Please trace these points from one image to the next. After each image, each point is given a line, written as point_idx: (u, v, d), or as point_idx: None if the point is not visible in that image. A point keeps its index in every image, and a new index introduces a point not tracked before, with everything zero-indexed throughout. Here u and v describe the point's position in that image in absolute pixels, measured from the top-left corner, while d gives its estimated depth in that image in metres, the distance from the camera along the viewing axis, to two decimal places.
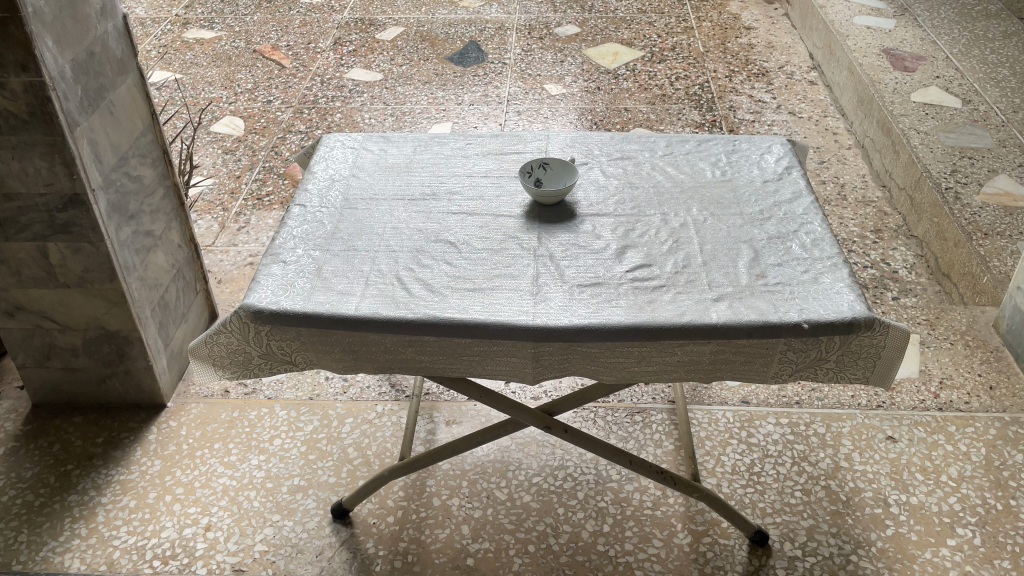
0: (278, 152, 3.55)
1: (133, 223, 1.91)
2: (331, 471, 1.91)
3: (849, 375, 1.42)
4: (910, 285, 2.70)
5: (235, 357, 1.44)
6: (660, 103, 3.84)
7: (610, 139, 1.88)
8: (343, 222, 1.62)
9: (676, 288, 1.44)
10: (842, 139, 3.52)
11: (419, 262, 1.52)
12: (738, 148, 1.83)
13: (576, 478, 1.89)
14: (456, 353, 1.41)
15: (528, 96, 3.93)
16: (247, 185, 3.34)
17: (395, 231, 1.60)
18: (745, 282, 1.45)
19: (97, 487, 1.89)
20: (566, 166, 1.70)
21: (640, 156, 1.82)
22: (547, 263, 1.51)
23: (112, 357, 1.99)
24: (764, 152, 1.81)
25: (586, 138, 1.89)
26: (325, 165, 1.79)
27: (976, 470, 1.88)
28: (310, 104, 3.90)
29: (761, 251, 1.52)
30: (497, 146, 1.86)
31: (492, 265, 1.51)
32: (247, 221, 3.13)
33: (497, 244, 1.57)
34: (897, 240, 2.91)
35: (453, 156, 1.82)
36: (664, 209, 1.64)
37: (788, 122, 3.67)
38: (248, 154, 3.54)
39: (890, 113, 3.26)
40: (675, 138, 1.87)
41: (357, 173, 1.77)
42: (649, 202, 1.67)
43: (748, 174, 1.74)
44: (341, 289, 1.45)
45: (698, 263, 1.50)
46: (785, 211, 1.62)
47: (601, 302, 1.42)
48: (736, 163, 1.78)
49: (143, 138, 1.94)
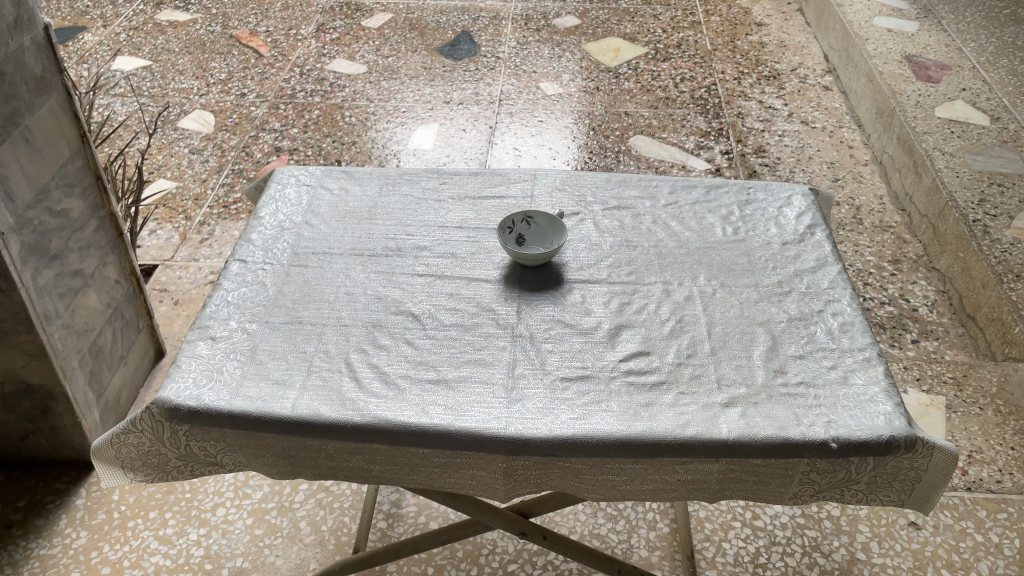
0: (249, 153, 3.29)
1: (56, 264, 1.66)
2: (279, 551, 1.68)
3: (881, 498, 1.19)
4: (931, 326, 2.52)
5: (147, 459, 1.20)
6: (663, 107, 3.58)
7: (605, 180, 1.64)
8: (289, 284, 1.38)
9: (680, 386, 1.20)
10: (858, 154, 3.28)
11: (374, 341, 1.28)
12: (754, 198, 1.59)
13: (557, 567, 1.66)
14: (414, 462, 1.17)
15: (522, 95, 3.66)
16: (214, 190, 3.09)
17: (349, 297, 1.36)
18: (762, 381, 1.21)
19: (14, 564, 1.66)
20: (557, 224, 1.46)
21: (639, 206, 1.57)
22: (527, 346, 1.27)
23: (35, 412, 1.75)
24: (784, 205, 1.57)
25: (579, 179, 1.64)
26: (275, 209, 1.55)
27: (1010, 567, 1.66)
28: (287, 98, 3.63)
29: (780, 337, 1.28)
30: (476, 188, 1.61)
31: (460, 348, 1.27)
32: (211, 232, 2.88)
33: (468, 318, 1.32)
34: (917, 273, 2.71)
35: (423, 200, 1.58)
36: (666, 277, 1.40)
37: (799, 133, 3.42)
38: (217, 154, 3.28)
39: (912, 131, 3.02)
40: (680, 182, 1.63)
41: (311, 219, 1.52)
42: (649, 268, 1.42)
43: (764, 233, 1.50)
44: (277, 377, 1.21)
45: (705, 351, 1.26)
46: (807, 283, 1.39)
47: (588, 403, 1.18)
48: (751, 219, 1.54)
49: (69, 165, 1.69)
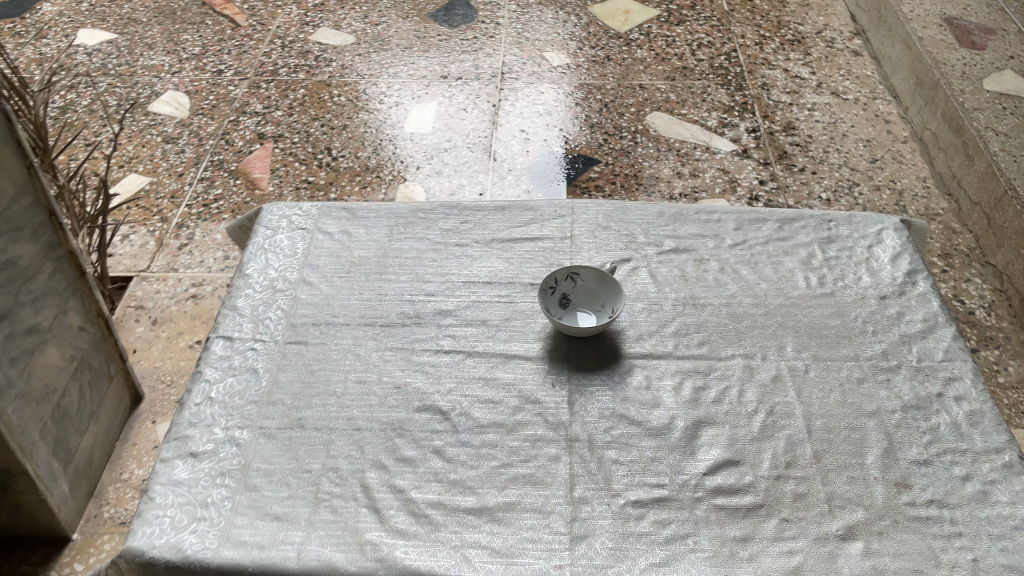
0: (229, 141, 2.98)
1: (5, 325, 1.39)
2: None
3: None
4: (990, 331, 2.30)
5: None
6: (681, 79, 3.28)
7: (657, 214, 1.37)
8: (285, 369, 1.12)
9: (783, 512, 0.96)
10: (896, 130, 3.02)
11: (396, 451, 1.02)
12: (837, 235, 1.33)
13: None
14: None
15: (526, 67, 3.35)
16: (192, 185, 2.79)
17: (361, 386, 1.10)
18: (882, 501, 0.98)
19: None
20: (613, 284, 1.19)
21: (702, 249, 1.31)
22: (586, 454, 1.02)
23: None
24: (873, 243, 1.32)
25: (625, 212, 1.38)
26: (264, 263, 1.28)
27: None
28: (269, 75, 3.30)
29: (896, 435, 1.05)
30: (504, 228, 1.35)
31: (504, 458, 1.02)
32: (190, 237, 2.60)
33: (511, 413, 1.07)
34: (970, 269, 2.48)
35: (442, 246, 1.31)
36: (746, 349, 1.15)
37: (830, 106, 3.14)
38: (193, 143, 2.98)
39: (960, 108, 2.79)
40: (747, 215, 1.37)
41: (308, 276, 1.26)
42: (724, 337, 1.17)
43: (856, 282, 1.25)
44: (278, 511, 0.96)
45: (807, 458, 1.02)
46: (918, 354, 1.14)
47: (671, 539, 0.94)
48: (838, 263, 1.29)
49: (15, 205, 1.41)
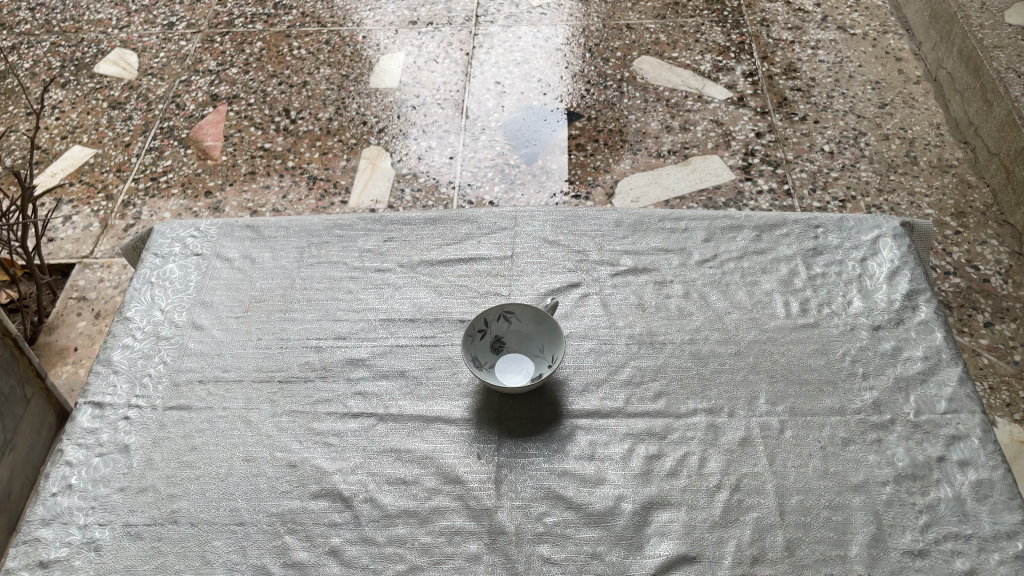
0: (180, 105, 2.75)
1: None
2: None
3: None
4: (1006, 301, 2.09)
5: None
6: (672, 17, 3.00)
7: (613, 224, 1.17)
8: (162, 444, 0.95)
9: None
10: (908, 69, 2.76)
11: (284, 552, 0.85)
12: (824, 246, 1.13)
13: None
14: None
15: (503, 8, 3.07)
16: (139, 157, 2.58)
17: (249, 466, 0.92)
18: None
19: None
20: (554, 326, 1.00)
21: (663, 268, 1.11)
22: (512, 550, 0.85)
23: None
24: (866, 256, 1.12)
25: (577, 221, 1.18)
26: (150, 302, 1.09)
27: None
28: (224, 27, 3.05)
29: (888, 515, 0.86)
30: (432, 247, 1.15)
31: (413, 559, 0.85)
32: (137, 216, 2.40)
33: (425, 496, 0.89)
34: (986, 230, 2.26)
35: (359, 272, 1.12)
36: (711, 403, 0.97)
37: (836, 42, 2.86)
38: (141, 108, 2.75)
39: (979, 43, 2.51)
40: (719, 221, 1.17)
41: (199, 318, 1.08)
42: (684, 386, 0.98)
43: (844, 309, 1.05)
44: None
45: (779, 551, 0.84)
46: (917, 405, 0.95)
47: None
48: (824, 283, 1.09)
49: None
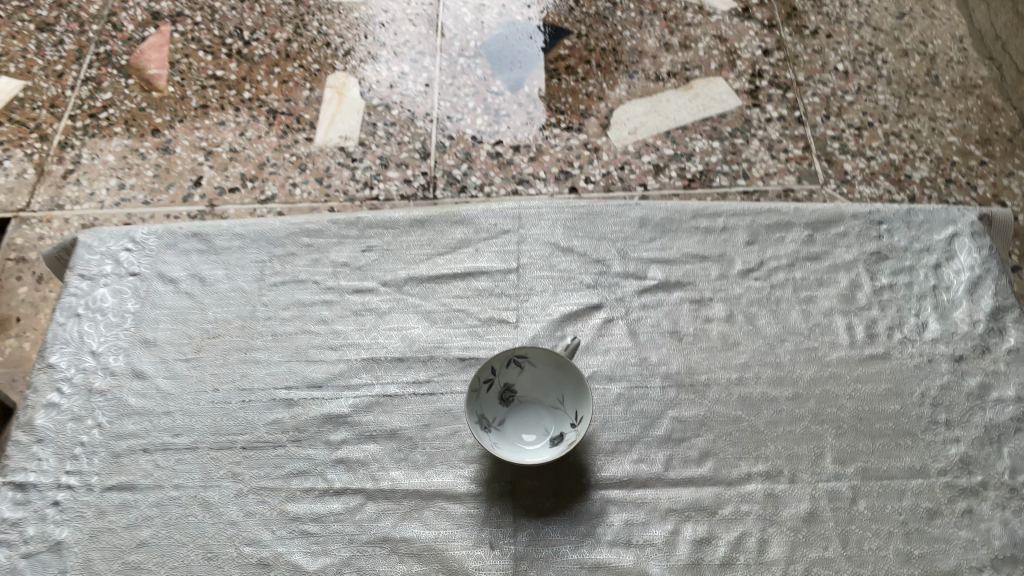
0: (118, 25, 2.10)
1: None
2: None
3: None
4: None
5: None
6: None
7: (637, 223, 0.97)
8: (105, 541, 0.77)
9: None
10: None
11: None
12: (888, 249, 0.95)
13: None
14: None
15: None
16: (77, 89, 1.97)
17: (214, 569, 0.76)
18: None
19: None
20: (577, 373, 0.81)
21: (701, 281, 0.93)
22: None
23: None
24: (940, 261, 0.94)
25: (593, 220, 0.98)
26: (78, 341, 0.89)
27: None
28: None
29: None
30: (420, 258, 0.95)
31: None
32: (77, 158, 1.81)
33: None
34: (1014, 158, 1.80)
35: (333, 294, 0.93)
36: (768, 465, 0.81)
37: None
38: (73, 30, 2.10)
39: None
40: (763, 218, 0.98)
41: (141, 363, 0.88)
42: (734, 443, 0.82)
43: (919, 335, 0.88)
44: None
45: None
46: (1013, 463, 0.80)
47: None
48: (891, 299, 0.91)
49: None
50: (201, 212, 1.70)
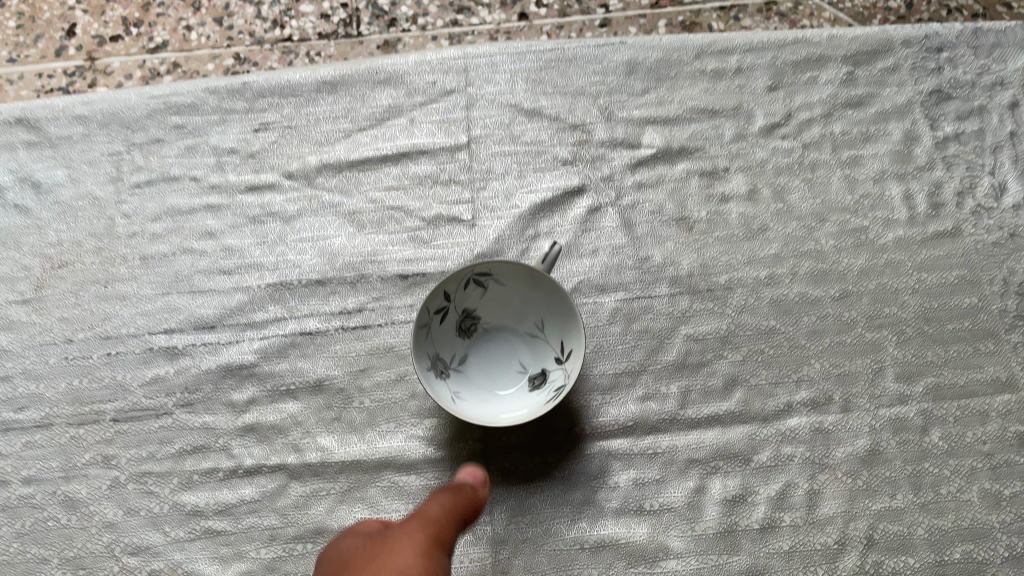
0: None
1: None
2: None
3: None
4: None
5: None
6: None
7: (625, 69, 0.73)
8: None
9: None
10: None
11: None
12: (951, 86, 0.73)
13: None
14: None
15: None
16: None
17: None
18: None
19: None
20: (560, 300, 0.59)
21: (712, 145, 0.70)
22: None
23: None
24: (1018, 99, 0.72)
25: (566, 68, 0.72)
26: None
27: None
28: None
29: None
30: (335, 136, 0.70)
31: None
32: None
33: None
34: None
35: (220, 195, 0.68)
36: (815, 392, 0.62)
37: None
38: None
39: None
40: (790, 50, 0.73)
41: None
42: (769, 365, 0.62)
43: (995, 202, 0.68)
44: None
45: None
46: None
47: None
48: (957, 155, 0.70)
49: None
50: (81, 75, 0.81)
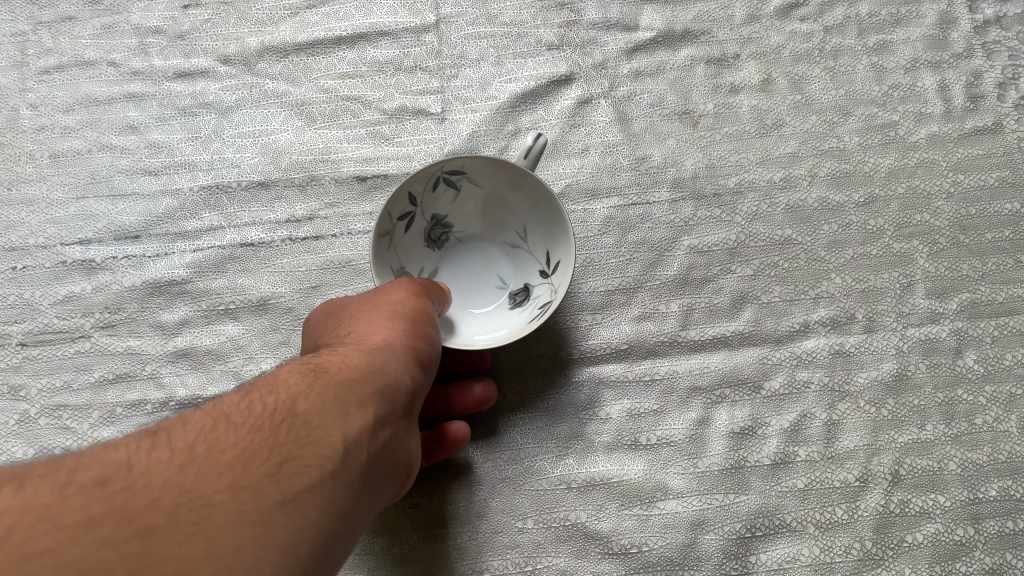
0: None
1: None
2: None
3: None
4: None
5: None
6: None
7: None
8: None
9: None
10: None
11: None
12: None
13: None
14: (335, 337, 0.42)
15: None
16: None
17: None
18: None
19: None
20: (543, 202, 0.50)
21: (720, 26, 0.61)
22: None
23: None
24: None
25: None
26: None
27: None
28: None
29: None
30: (280, 14, 0.60)
31: None
32: None
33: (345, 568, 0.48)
34: None
35: (142, 83, 0.58)
36: (835, 310, 0.54)
37: None
38: None
39: None
40: None
41: None
42: (782, 281, 0.54)
43: None
44: None
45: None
46: None
47: None
48: (999, 41, 0.61)
49: None
50: None
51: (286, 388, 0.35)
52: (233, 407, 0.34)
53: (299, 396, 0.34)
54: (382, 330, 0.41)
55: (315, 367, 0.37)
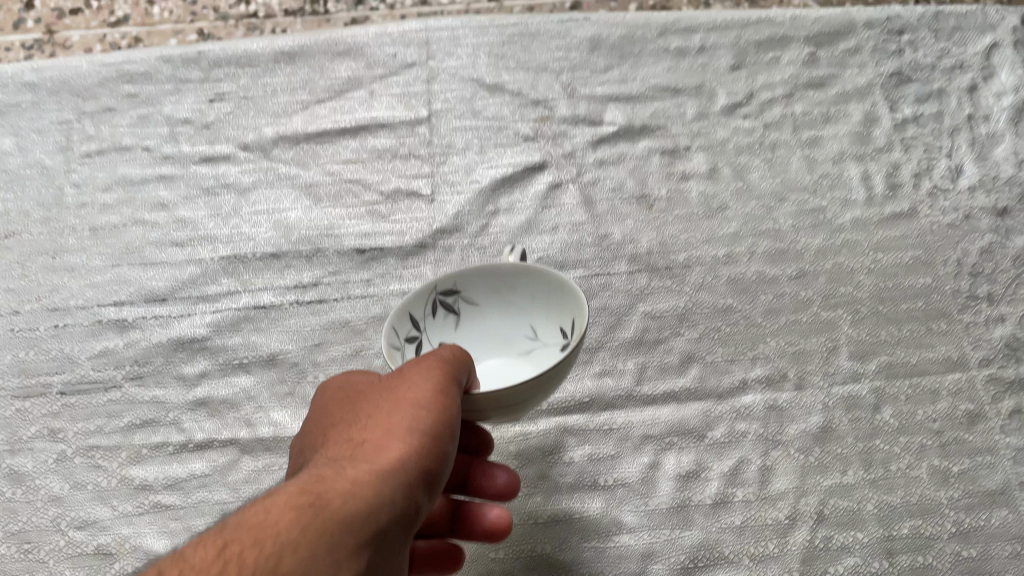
0: None
1: None
2: None
3: None
4: None
5: None
6: None
7: (587, 47, 0.75)
8: None
9: None
10: None
11: None
12: (908, 68, 0.75)
13: None
14: (344, 450, 0.41)
15: None
16: None
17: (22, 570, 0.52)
18: None
19: None
20: (538, 278, 0.55)
21: (671, 122, 0.72)
22: None
23: None
24: (976, 84, 0.74)
25: (527, 45, 0.75)
26: None
27: None
28: None
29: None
30: (293, 107, 0.72)
31: None
32: None
33: None
34: None
35: (173, 171, 0.68)
36: (769, 369, 0.61)
37: None
38: None
39: None
40: (753, 31, 0.77)
41: None
42: (723, 343, 0.62)
43: (951, 180, 0.69)
44: None
45: None
46: None
47: None
48: (916, 136, 0.71)
49: None
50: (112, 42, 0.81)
51: (277, 533, 0.34)
52: (222, 556, 0.33)
53: (288, 550, 0.33)
54: (394, 449, 0.40)
55: (314, 497, 0.35)
